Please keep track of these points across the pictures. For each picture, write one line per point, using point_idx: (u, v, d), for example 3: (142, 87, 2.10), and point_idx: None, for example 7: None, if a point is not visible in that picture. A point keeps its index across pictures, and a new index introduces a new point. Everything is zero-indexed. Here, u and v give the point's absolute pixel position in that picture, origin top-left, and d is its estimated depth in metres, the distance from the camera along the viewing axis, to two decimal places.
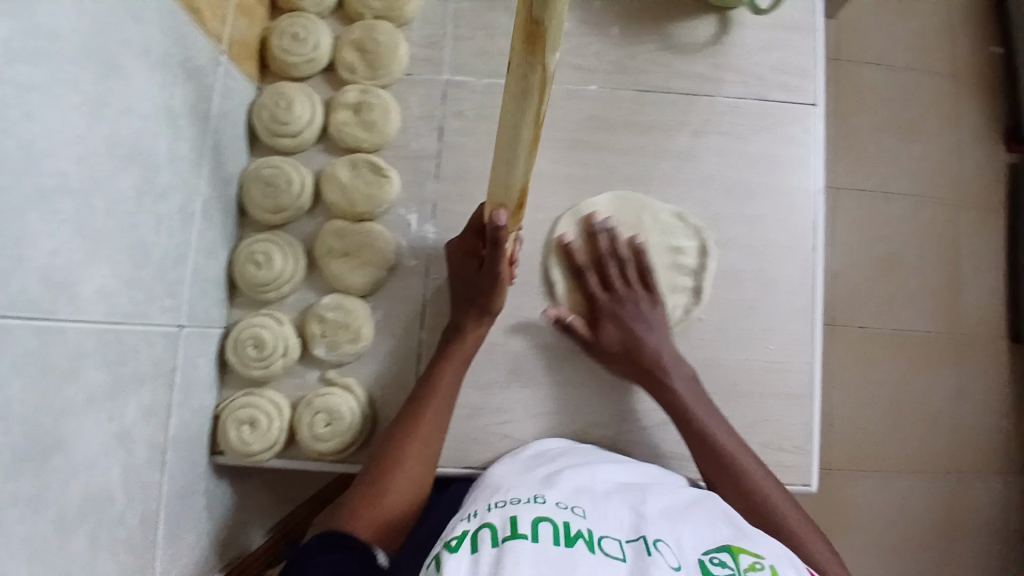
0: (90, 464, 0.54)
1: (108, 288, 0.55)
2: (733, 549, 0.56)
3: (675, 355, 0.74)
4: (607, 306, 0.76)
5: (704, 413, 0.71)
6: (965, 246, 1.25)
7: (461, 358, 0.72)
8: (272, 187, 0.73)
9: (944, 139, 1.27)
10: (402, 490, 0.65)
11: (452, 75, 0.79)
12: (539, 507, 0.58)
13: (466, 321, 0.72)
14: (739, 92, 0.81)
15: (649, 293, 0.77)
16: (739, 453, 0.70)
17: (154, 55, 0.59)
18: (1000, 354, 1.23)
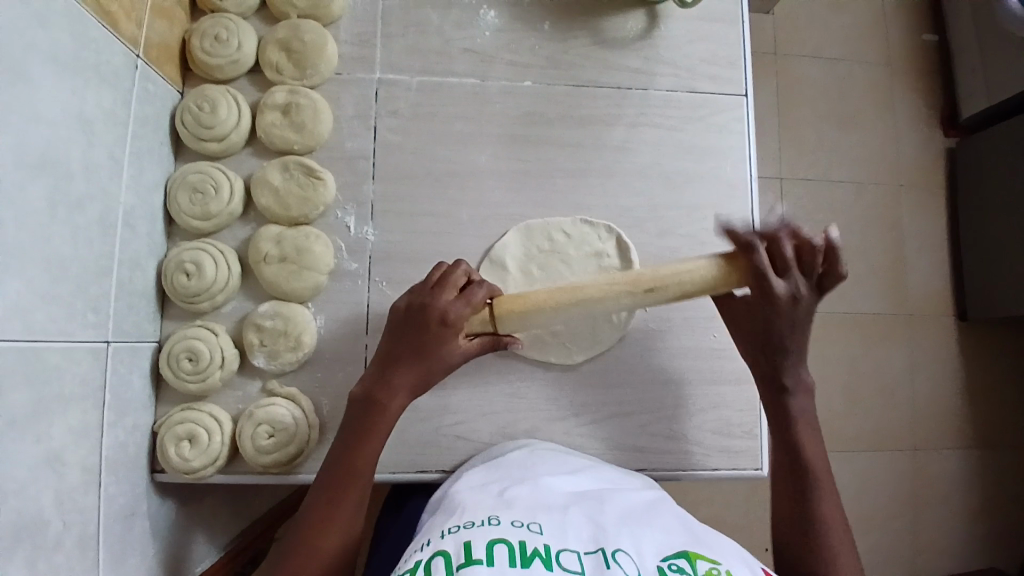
0: (13, 495, 0.50)
1: (23, 304, 0.50)
2: (692, 554, 0.53)
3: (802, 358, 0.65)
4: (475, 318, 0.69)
5: (806, 431, 0.64)
6: (907, 228, 1.41)
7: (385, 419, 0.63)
8: (200, 194, 0.71)
9: (876, 130, 1.42)
10: (337, 526, 0.59)
11: (383, 73, 0.78)
12: (493, 527, 0.53)
13: (400, 374, 0.63)
14: (674, 83, 0.81)
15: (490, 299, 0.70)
16: (824, 485, 0.62)
17: (70, 53, 0.55)
18: (946, 327, 1.41)
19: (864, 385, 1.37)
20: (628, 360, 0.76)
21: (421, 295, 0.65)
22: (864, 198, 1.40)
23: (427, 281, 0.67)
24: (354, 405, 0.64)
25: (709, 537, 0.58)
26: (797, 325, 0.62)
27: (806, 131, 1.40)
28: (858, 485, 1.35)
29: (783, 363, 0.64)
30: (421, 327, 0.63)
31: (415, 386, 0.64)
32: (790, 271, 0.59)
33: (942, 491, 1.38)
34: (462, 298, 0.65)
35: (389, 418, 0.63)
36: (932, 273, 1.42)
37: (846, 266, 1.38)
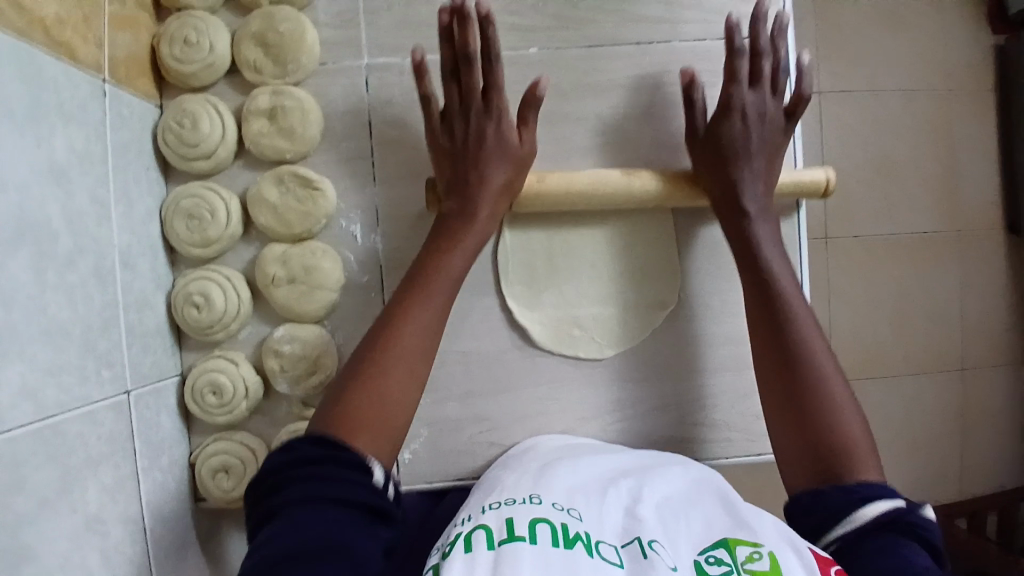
0: (58, 572, 0.49)
1: (31, 386, 0.48)
2: (731, 541, 0.47)
3: (765, 139, 0.65)
4: (475, 112, 0.64)
5: (820, 361, 0.59)
6: (958, 146, 1.28)
7: (496, 188, 0.63)
8: (196, 220, 0.66)
9: (926, 35, 1.26)
10: (406, 391, 0.55)
11: (372, 58, 0.70)
12: (537, 506, 0.50)
13: (483, 186, 0.63)
14: (703, 31, 0.71)
15: (486, 107, 0.64)
16: (818, 350, 0.59)
17: (25, 99, 0.49)
18: (999, 249, 1.31)
19: (912, 317, 1.29)
20: (666, 347, 0.71)
21: (455, 111, 0.64)
22: (915, 114, 1.26)
23: (452, 100, 0.64)
24: (440, 222, 0.63)
25: (753, 518, 0.51)
26: (760, 142, 0.65)
27: (849, 42, 1.24)
28: (904, 423, 1.32)
29: (753, 227, 0.64)
30: (477, 151, 0.63)
31: (500, 203, 0.64)
32: (760, 83, 0.65)
33: (986, 415, 1.35)
34: (494, 96, 0.63)
35: (481, 230, 0.63)
36: (988, 193, 1.30)
37: (894, 194, 1.27)
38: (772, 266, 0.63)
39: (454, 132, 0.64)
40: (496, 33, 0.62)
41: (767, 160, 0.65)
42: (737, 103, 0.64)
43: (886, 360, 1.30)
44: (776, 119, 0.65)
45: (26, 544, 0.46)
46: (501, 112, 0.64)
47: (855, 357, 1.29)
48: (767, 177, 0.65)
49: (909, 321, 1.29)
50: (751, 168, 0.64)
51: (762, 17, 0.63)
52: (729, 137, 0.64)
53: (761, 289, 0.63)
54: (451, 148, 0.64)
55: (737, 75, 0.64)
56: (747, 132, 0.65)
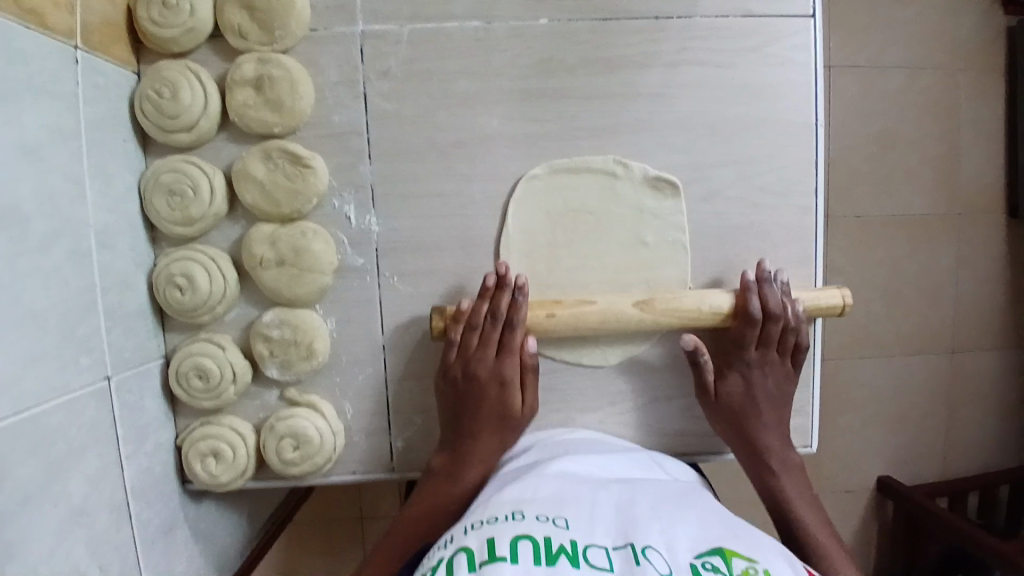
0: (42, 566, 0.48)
1: (7, 378, 0.45)
2: (727, 551, 0.47)
3: (770, 415, 0.67)
4: (488, 379, 0.64)
5: (790, 478, 0.67)
6: (968, 129, 1.25)
7: (484, 459, 0.64)
8: (178, 196, 0.63)
9: (944, 12, 1.22)
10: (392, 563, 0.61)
11: (367, 25, 0.65)
12: (518, 521, 0.49)
13: (476, 447, 0.64)
14: (722, 6, 0.66)
15: (500, 364, 0.64)
16: (790, 470, 0.67)
17: None
18: (1000, 236, 1.30)
19: (909, 303, 1.29)
20: (667, 339, 0.69)
21: (469, 367, 0.64)
22: (927, 95, 1.23)
23: (470, 340, 0.64)
24: (429, 476, 0.65)
25: (746, 530, 0.52)
26: (761, 403, 0.67)
27: (865, 18, 1.19)
28: (895, 407, 1.33)
29: (756, 435, 0.67)
30: (479, 391, 0.64)
31: (489, 463, 0.64)
32: (767, 347, 0.67)
33: (975, 401, 1.36)
34: (508, 363, 0.64)
35: (465, 488, 0.63)
36: (993, 178, 1.28)
37: (900, 178, 1.24)
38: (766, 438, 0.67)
39: (464, 369, 0.64)
40: (526, 310, 0.64)
41: (774, 425, 0.67)
42: (739, 367, 0.67)
43: (880, 346, 1.30)
44: (784, 395, 0.68)
45: (6, 542, 0.44)
46: (511, 390, 0.65)
47: (849, 342, 1.29)
48: (774, 436, 0.67)
49: (905, 307, 1.29)
50: (757, 421, 0.67)
51: (768, 278, 0.66)
52: (726, 399, 0.66)
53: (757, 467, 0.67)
54: (463, 399, 0.64)
55: (746, 340, 0.66)
56: (744, 398, 0.67)
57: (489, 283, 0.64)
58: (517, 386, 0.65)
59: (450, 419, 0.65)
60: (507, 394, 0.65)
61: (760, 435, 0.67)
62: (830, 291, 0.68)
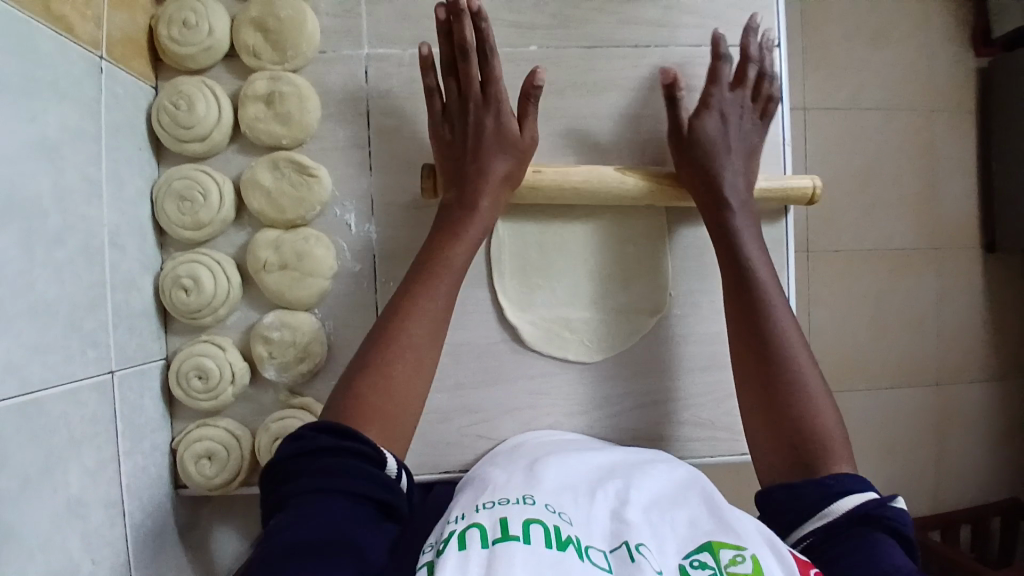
0: (39, 550, 0.48)
1: (14, 360, 0.47)
2: (715, 544, 0.48)
3: (749, 169, 0.68)
4: (477, 104, 0.65)
5: (795, 353, 0.61)
6: (940, 162, 1.32)
7: (500, 179, 0.64)
8: (188, 202, 0.66)
9: (912, 53, 1.30)
10: (420, 379, 0.58)
11: (372, 48, 0.70)
12: (530, 507, 0.51)
13: (483, 179, 0.64)
14: (699, 36, 0.72)
15: (490, 106, 0.65)
16: (795, 344, 0.61)
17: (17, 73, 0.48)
18: (976, 265, 1.35)
19: (892, 328, 1.32)
20: (653, 345, 0.72)
21: (456, 115, 0.66)
22: (899, 130, 1.30)
23: (456, 93, 0.65)
24: (444, 211, 0.65)
25: (736, 518, 0.51)
26: (737, 140, 0.68)
27: (836, 59, 1.27)
28: (884, 431, 1.34)
29: (733, 223, 0.66)
30: (474, 152, 0.64)
31: (499, 188, 0.65)
32: (741, 87, 0.69)
33: (962, 427, 1.37)
34: (494, 91, 0.65)
35: (482, 221, 0.64)
36: (966, 210, 1.34)
37: (877, 207, 1.30)
38: (741, 244, 0.65)
39: (453, 126, 0.66)
40: (491, 28, 0.63)
41: (744, 162, 0.68)
42: (715, 103, 0.68)
43: (865, 370, 1.32)
44: (753, 127, 0.69)
45: (5, 523, 0.45)
46: (491, 98, 0.65)
47: (835, 366, 1.31)
48: (742, 180, 0.67)
49: (888, 332, 1.32)
50: (729, 166, 0.67)
51: (751, 28, 0.68)
52: (702, 133, 0.67)
53: (738, 285, 0.64)
54: (455, 141, 0.65)
55: (719, 78, 0.67)
56: (722, 129, 0.67)
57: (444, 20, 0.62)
58: (495, 77, 0.65)
59: (449, 201, 0.65)
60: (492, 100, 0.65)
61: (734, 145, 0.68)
62: (802, 179, 0.71)
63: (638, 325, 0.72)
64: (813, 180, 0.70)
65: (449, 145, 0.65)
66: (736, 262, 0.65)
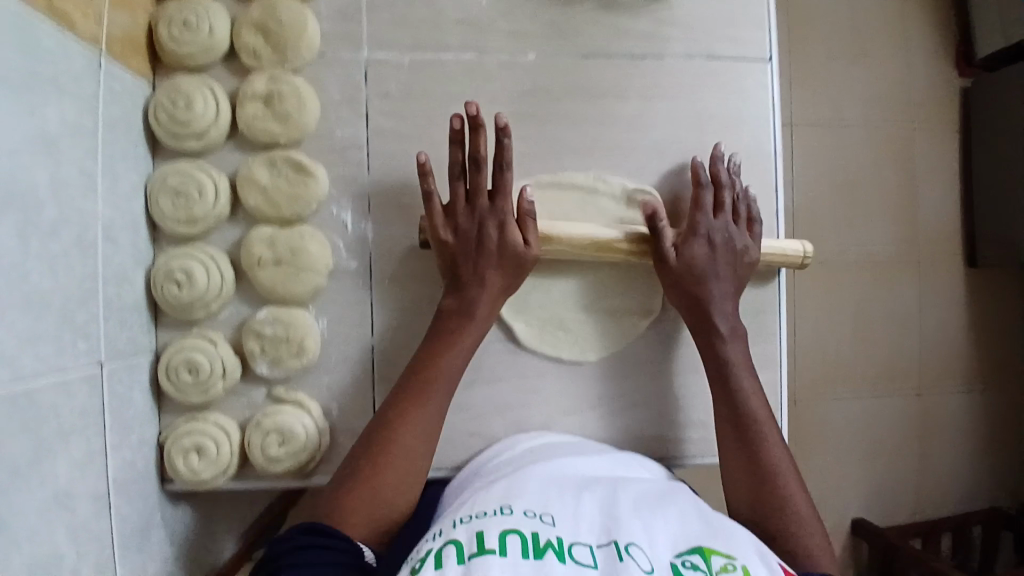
0: (25, 541, 0.48)
1: (9, 349, 0.47)
2: (707, 549, 0.50)
3: (737, 279, 0.70)
4: (484, 213, 0.66)
5: (775, 452, 0.65)
6: (922, 179, 1.35)
7: (500, 290, 0.67)
8: (183, 197, 0.67)
9: (895, 73, 1.34)
10: (411, 485, 0.62)
11: (371, 52, 0.72)
12: (507, 515, 0.51)
13: (484, 287, 0.66)
14: (688, 49, 0.75)
15: (495, 216, 0.66)
16: (775, 448, 0.65)
17: (18, 68, 0.49)
18: (957, 280, 1.38)
19: (875, 341, 1.35)
20: (641, 347, 0.74)
21: (461, 222, 0.66)
22: (881, 147, 1.33)
23: (458, 197, 0.66)
24: (442, 317, 0.66)
25: (723, 525, 0.54)
26: (725, 266, 0.69)
27: (821, 76, 1.31)
28: (869, 440, 1.36)
29: (715, 331, 0.68)
30: (477, 262, 0.66)
31: (495, 298, 0.67)
32: (722, 214, 0.69)
33: (942, 440, 1.40)
34: (502, 202, 0.66)
35: (479, 330, 0.66)
36: (947, 226, 1.37)
37: (860, 222, 1.33)
38: (729, 353, 0.68)
39: (456, 229, 0.66)
40: (509, 141, 0.64)
41: (733, 281, 0.69)
42: (701, 229, 0.68)
43: (848, 382, 1.34)
44: (743, 247, 0.69)
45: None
46: (497, 211, 0.66)
47: (818, 377, 1.34)
48: (728, 305, 0.69)
49: (871, 345, 1.35)
50: (716, 289, 0.68)
51: (716, 158, 0.70)
52: (691, 258, 0.68)
53: (725, 393, 0.68)
54: (457, 251, 0.66)
55: (702, 205, 0.68)
56: (711, 255, 0.68)
57: (457, 125, 0.64)
58: (503, 193, 0.66)
59: (448, 310, 0.66)
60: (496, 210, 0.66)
61: (726, 268, 0.69)
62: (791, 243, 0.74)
63: (629, 326, 0.73)
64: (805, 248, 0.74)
65: (449, 255, 0.66)
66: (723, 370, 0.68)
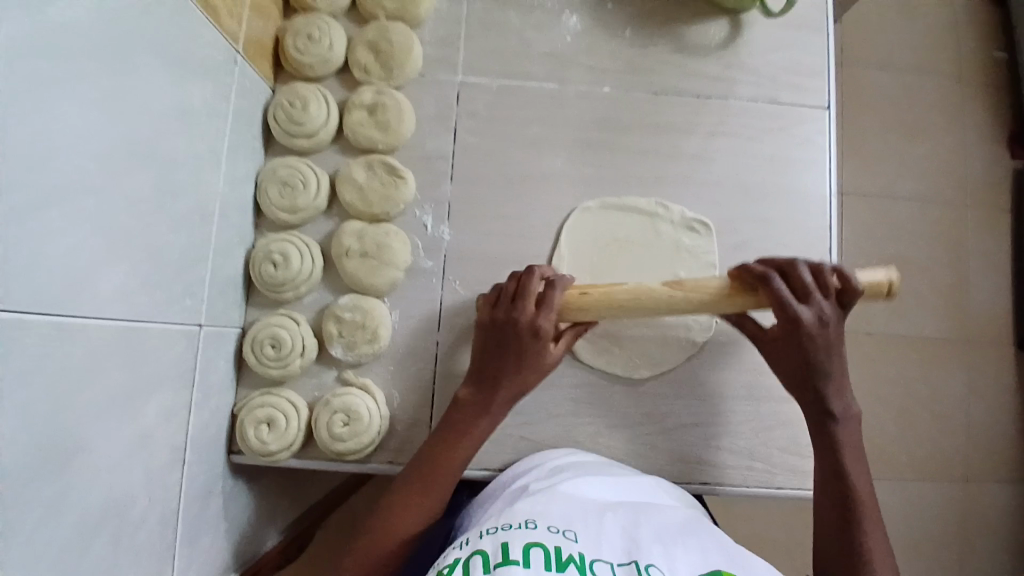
0: (106, 471, 0.51)
1: (126, 288, 0.52)
2: (726, 575, 0.49)
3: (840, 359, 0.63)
4: (520, 324, 0.64)
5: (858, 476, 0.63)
6: (975, 248, 1.36)
7: (514, 396, 0.66)
8: (289, 187, 0.74)
9: (948, 142, 1.37)
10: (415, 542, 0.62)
11: (465, 76, 0.79)
12: (532, 530, 0.51)
13: (500, 391, 0.65)
14: (755, 93, 0.80)
15: (531, 321, 0.64)
16: (859, 473, 0.63)
17: (171, 51, 0.56)
18: (1014, 354, 1.35)
19: (926, 408, 1.31)
20: (694, 370, 0.76)
21: (499, 322, 0.64)
22: (934, 213, 1.35)
23: (505, 292, 0.66)
24: (454, 410, 0.66)
25: (747, 559, 0.53)
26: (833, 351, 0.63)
27: (874, 140, 1.35)
28: (928, 515, 1.28)
29: (823, 382, 0.63)
30: (500, 362, 0.65)
31: (510, 401, 0.66)
32: (812, 295, 0.62)
33: (1004, 526, 1.30)
34: (543, 314, 0.64)
35: (482, 434, 0.65)
36: (1003, 297, 1.35)
37: (911, 283, 1.33)
38: (841, 432, 0.64)
39: (493, 327, 0.65)
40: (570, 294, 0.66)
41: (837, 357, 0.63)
42: (801, 325, 0.61)
43: (898, 450, 1.29)
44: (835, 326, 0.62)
45: (91, 431, 0.49)
46: (535, 318, 0.64)
47: (867, 441, 1.29)
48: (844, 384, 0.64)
49: (922, 413, 1.30)
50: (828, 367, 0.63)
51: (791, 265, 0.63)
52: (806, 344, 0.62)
53: (818, 417, 0.64)
54: (490, 344, 0.65)
55: (786, 303, 0.61)
56: (811, 346, 0.62)
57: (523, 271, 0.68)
58: (545, 310, 0.64)
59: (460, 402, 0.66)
60: (535, 321, 0.64)
61: (825, 359, 0.62)
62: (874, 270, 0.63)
63: (681, 349, 0.76)
64: (888, 274, 0.62)
65: (482, 346, 0.66)
66: (831, 451, 0.64)
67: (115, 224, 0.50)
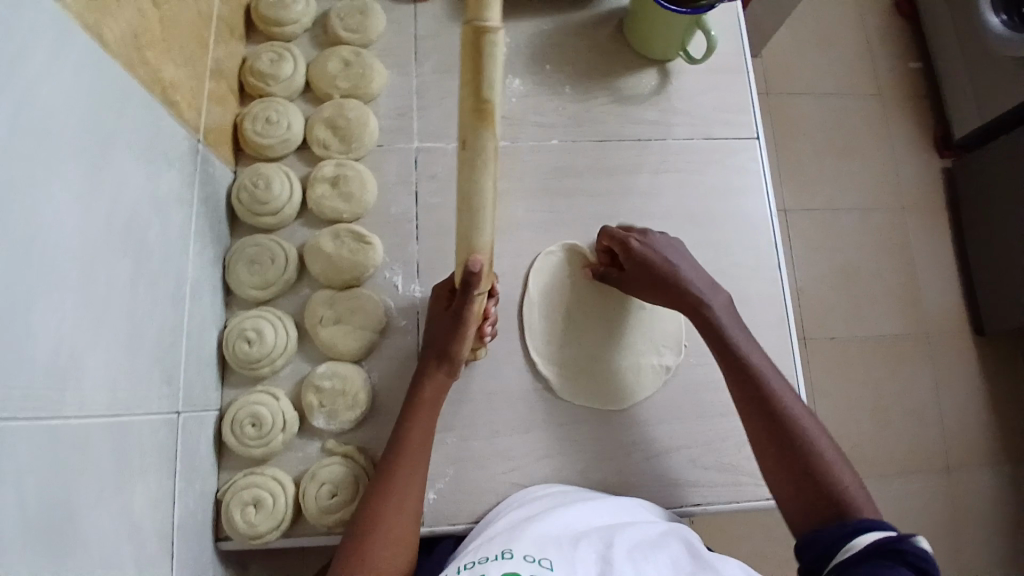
0: (99, 568, 0.50)
1: (109, 377, 0.52)
2: None
3: (710, 285, 0.72)
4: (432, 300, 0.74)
5: (786, 396, 0.65)
6: (916, 249, 1.44)
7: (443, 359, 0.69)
8: (258, 265, 0.75)
9: (875, 156, 1.48)
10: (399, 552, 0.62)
11: (420, 141, 0.83)
12: (507, 561, 0.54)
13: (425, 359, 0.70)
14: (690, 132, 0.86)
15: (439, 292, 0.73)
16: (783, 391, 0.66)
17: (140, 144, 0.58)
18: (970, 344, 1.41)
19: (898, 405, 1.35)
20: (672, 396, 0.78)
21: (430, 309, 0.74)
22: (873, 221, 1.44)
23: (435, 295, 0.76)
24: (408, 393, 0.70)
25: (713, 558, 0.57)
26: (693, 272, 0.73)
27: (807, 162, 1.45)
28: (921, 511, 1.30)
29: (711, 315, 0.70)
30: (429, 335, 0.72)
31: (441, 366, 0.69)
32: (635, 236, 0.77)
33: (993, 513, 1.33)
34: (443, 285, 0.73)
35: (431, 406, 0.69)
36: (950, 292, 1.43)
37: (864, 289, 1.40)
38: (753, 361, 0.68)
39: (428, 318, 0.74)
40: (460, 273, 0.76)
41: (698, 273, 0.73)
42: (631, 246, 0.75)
43: (879, 450, 1.32)
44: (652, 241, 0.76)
45: (81, 528, 0.48)
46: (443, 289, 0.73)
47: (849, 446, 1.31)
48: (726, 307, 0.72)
49: (895, 411, 1.35)
50: (704, 291, 0.71)
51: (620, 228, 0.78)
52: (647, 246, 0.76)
53: (728, 354, 0.68)
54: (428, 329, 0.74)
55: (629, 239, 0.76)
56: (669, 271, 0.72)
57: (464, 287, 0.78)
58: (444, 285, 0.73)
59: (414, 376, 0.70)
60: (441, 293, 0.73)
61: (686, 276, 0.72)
62: None
63: (654, 376, 0.78)
64: None
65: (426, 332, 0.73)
66: (753, 380, 0.66)
67: (95, 315, 0.51)
